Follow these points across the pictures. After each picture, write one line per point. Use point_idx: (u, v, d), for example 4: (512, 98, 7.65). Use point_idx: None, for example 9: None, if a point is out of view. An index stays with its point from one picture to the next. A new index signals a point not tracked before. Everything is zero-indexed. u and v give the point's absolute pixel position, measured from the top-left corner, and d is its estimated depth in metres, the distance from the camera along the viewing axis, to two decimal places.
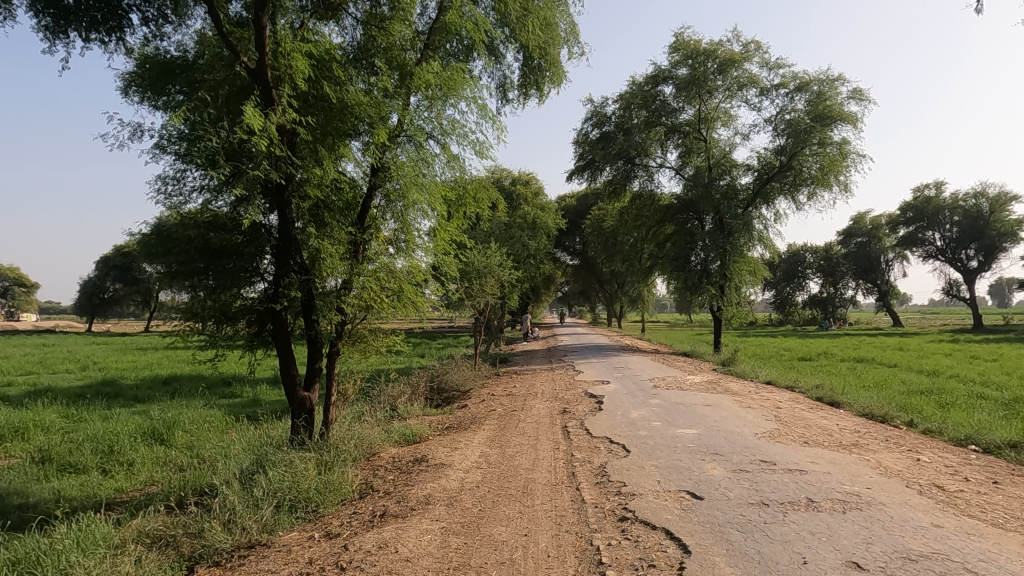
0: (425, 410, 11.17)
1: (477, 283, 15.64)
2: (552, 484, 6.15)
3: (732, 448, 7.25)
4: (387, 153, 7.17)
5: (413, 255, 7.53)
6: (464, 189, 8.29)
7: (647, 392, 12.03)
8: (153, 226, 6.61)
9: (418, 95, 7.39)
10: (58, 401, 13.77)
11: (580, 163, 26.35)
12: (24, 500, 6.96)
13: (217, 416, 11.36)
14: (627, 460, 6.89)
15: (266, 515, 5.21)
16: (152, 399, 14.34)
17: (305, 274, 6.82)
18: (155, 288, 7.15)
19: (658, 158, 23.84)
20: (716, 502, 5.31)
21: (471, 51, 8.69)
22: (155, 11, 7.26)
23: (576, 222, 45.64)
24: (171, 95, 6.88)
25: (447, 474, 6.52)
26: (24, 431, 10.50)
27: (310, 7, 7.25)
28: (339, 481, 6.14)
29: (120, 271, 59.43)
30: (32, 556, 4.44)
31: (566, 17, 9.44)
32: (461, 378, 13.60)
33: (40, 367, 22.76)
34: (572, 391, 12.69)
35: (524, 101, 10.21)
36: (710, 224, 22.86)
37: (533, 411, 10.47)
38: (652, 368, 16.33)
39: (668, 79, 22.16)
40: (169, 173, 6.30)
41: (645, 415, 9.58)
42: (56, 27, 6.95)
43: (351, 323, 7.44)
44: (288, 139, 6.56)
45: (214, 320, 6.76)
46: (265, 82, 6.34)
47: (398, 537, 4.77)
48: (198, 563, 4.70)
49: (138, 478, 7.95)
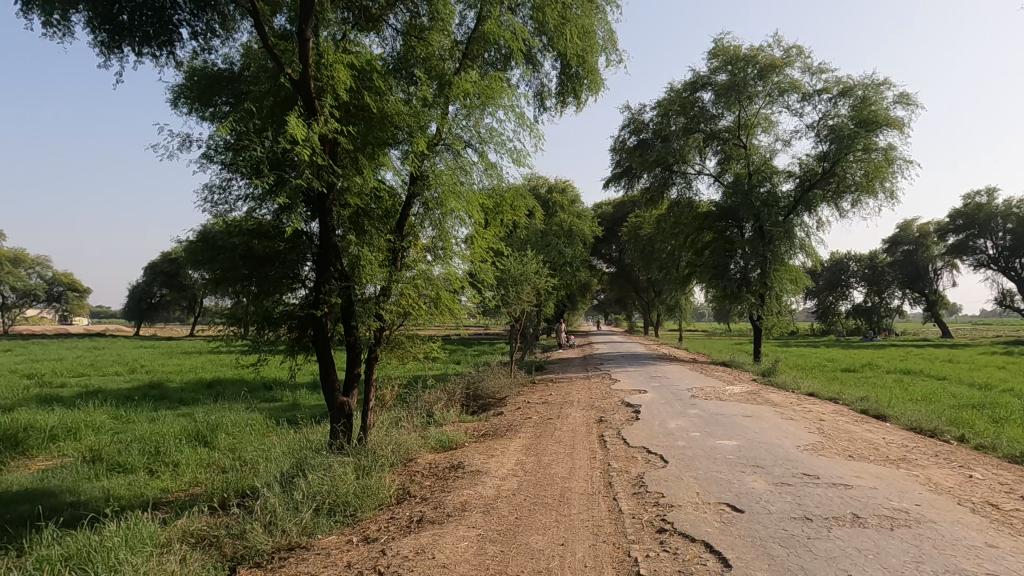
0: (461, 417, 11.22)
1: (513, 290, 15.62)
2: (589, 494, 6.10)
3: (773, 460, 7.10)
4: (425, 161, 7.23)
5: (450, 263, 7.59)
6: (502, 197, 8.32)
7: (685, 402, 11.85)
8: (199, 234, 6.83)
9: (457, 104, 7.44)
10: (108, 403, 14.20)
11: (617, 171, 26.32)
12: (75, 499, 7.21)
13: (258, 419, 11.58)
14: (664, 471, 6.80)
15: (306, 519, 5.29)
16: (196, 402, 14.68)
17: (345, 281, 6.91)
18: (199, 294, 7.39)
19: (696, 166, 23.66)
20: (757, 515, 5.18)
21: (509, 60, 8.65)
22: (204, 25, 7.53)
23: (612, 230, 45.21)
24: (218, 107, 7.13)
25: (483, 481, 6.53)
26: (76, 431, 10.85)
27: (352, 20, 7.42)
28: (377, 486, 6.19)
29: (167, 276, 61.38)
30: (84, 553, 4.61)
31: (604, 25, 9.43)
32: (497, 386, 13.65)
33: (91, 369, 23.63)
34: (609, 400, 12.56)
35: (562, 109, 10.18)
36: (750, 231, 22.45)
37: (569, 420, 10.44)
38: (690, 378, 16.12)
39: (707, 85, 21.95)
40: (215, 182, 6.47)
41: (683, 425, 9.45)
42: (112, 43, 7.24)
43: (389, 330, 7.50)
44: (330, 148, 6.72)
45: (257, 326, 6.95)
46: (308, 93, 6.50)
47: (435, 543, 4.79)
48: (241, 564, 4.79)
49: (183, 479, 8.14)
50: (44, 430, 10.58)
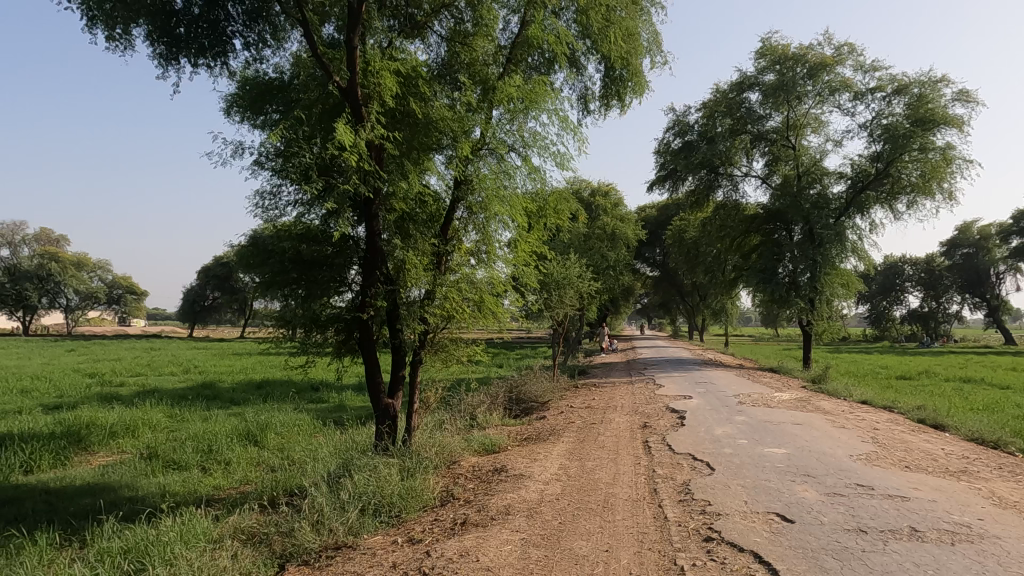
0: (503, 420, 11.23)
1: (556, 294, 15.59)
2: (634, 500, 6.03)
3: (825, 470, 6.89)
4: (469, 166, 7.27)
5: (493, 267, 7.61)
6: (545, 201, 8.31)
7: (732, 409, 11.60)
8: (250, 239, 7.02)
9: (501, 109, 7.48)
10: (163, 402, 14.71)
11: (661, 173, 26.06)
12: (133, 494, 7.49)
13: (306, 420, 11.82)
14: (711, 478, 6.67)
15: (353, 518, 5.37)
16: (247, 402, 15.08)
17: (391, 284, 7.01)
18: (250, 297, 7.59)
19: (743, 167, 23.21)
20: (809, 526, 5.04)
21: (552, 63, 8.62)
22: (256, 36, 7.76)
23: (656, 233, 44.69)
24: (268, 114, 7.32)
25: (527, 485, 6.53)
26: (134, 429, 11.26)
27: (398, 28, 7.54)
28: (421, 488, 6.24)
29: (219, 279, 63.24)
30: (142, 547, 4.78)
31: (649, 26, 9.34)
32: (540, 390, 13.63)
33: (148, 368, 24.52)
34: (653, 405, 12.40)
35: (606, 112, 10.12)
36: (799, 234, 21.90)
37: (613, 425, 10.34)
38: (737, 384, 15.79)
39: (754, 85, 21.55)
40: (266, 188, 6.63)
41: (730, 432, 9.27)
42: (169, 55, 7.51)
43: (433, 333, 7.56)
44: (376, 154, 6.84)
45: (305, 328, 7.10)
46: (355, 100, 6.64)
47: (480, 546, 4.80)
48: (289, 561, 4.89)
49: (234, 476, 8.36)
50: (105, 426, 11.02)
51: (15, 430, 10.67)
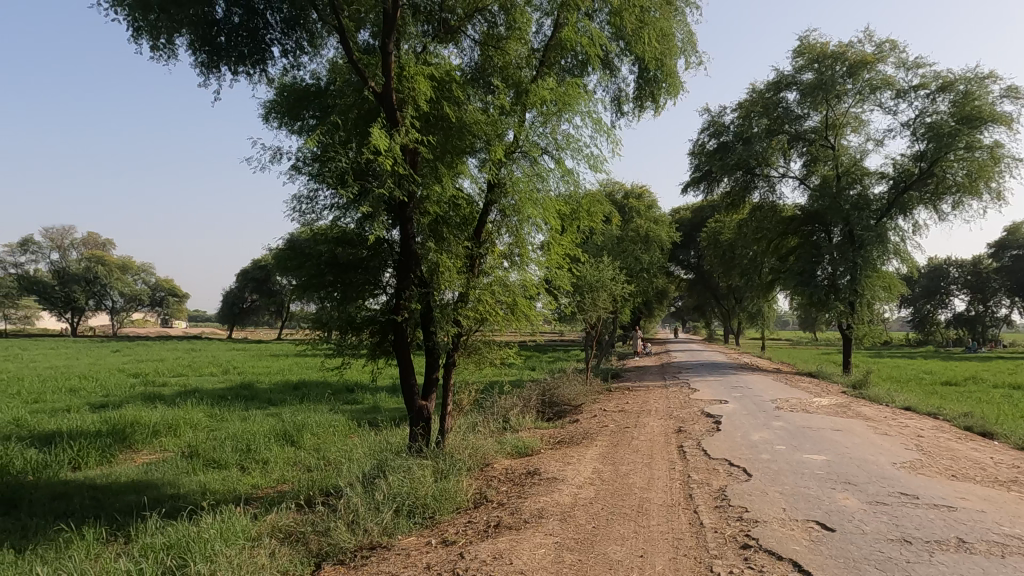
0: (537, 423, 11.22)
1: (590, 297, 15.53)
2: (669, 505, 5.96)
3: (867, 478, 6.72)
4: (502, 169, 7.32)
5: (526, 269, 7.61)
6: (578, 204, 8.30)
7: (769, 414, 11.39)
8: (287, 242, 7.16)
9: (533, 112, 7.49)
10: (204, 402, 15.04)
11: (696, 175, 25.80)
12: (175, 491, 7.69)
13: (342, 421, 11.98)
14: (748, 485, 6.56)
15: (387, 519, 5.43)
16: (284, 403, 15.34)
17: (424, 287, 7.07)
18: (287, 299, 7.75)
19: (780, 168, 22.80)
20: (850, 535, 4.93)
21: (586, 65, 8.58)
22: (293, 43, 7.92)
23: (691, 235, 44.17)
24: (305, 120, 7.45)
25: (560, 489, 6.50)
26: (176, 428, 11.55)
27: (431, 33, 7.61)
28: (455, 489, 6.27)
29: (257, 282, 64.50)
30: (184, 543, 4.90)
31: (684, 27, 9.26)
32: (574, 393, 13.57)
33: (189, 369, 25.11)
34: (688, 410, 12.24)
35: (640, 114, 10.04)
36: (838, 236, 21.43)
37: (647, 429, 10.25)
38: (775, 389, 15.50)
39: (792, 85, 21.19)
40: (303, 193, 6.74)
41: (767, 438, 9.10)
42: (210, 63, 7.70)
43: (466, 335, 7.59)
44: (410, 158, 6.92)
45: (340, 330, 7.20)
46: (390, 105, 6.72)
47: (513, 549, 4.80)
48: (325, 560, 4.96)
49: (272, 476, 8.50)
50: (148, 425, 11.32)
51: (63, 428, 11.03)
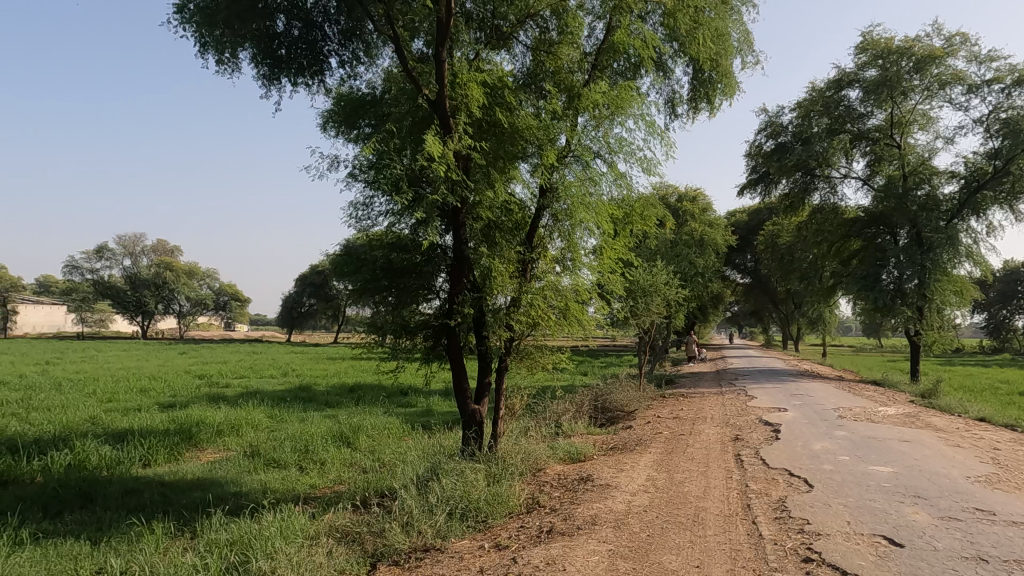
0: (589, 429, 11.13)
1: (643, 301, 15.35)
2: (726, 515, 5.82)
3: (938, 492, 6.40)
4: (554, 173, 7.32)
5: (578, 274, 7.57)
6: (631, 208, 8.21)
7: (832, 423, 10.99)
8: (343, 248, 7.35)
9: (586, 116, 7.46)
10: (265, 403, 15.54)
11: (753, 177, 25.26)
12: (238, 489, 7.96)
13: (396, 424, 12.16)
14: (809, 496, 6.34)
15: (440, 522, 5.48)
16: (340, 405, 15.69)
17: (477, 292, 7.14)
18: (343, 303, 7.96)
19: (842, 169, 22.06)
20: (920, 552, 4.70)
21: (639, 68, 8.48)
22: (350, 54, 8.12)
23: (747, 238, 43.10)
24: (361, 129, 7.63)
25: (613, 495, 6.44)
26: (238, 428, 11.95)
27: (484, 40, 7.69)
28: (508, 494, 6.28)
29: (315, 287, 66.21)
30: (246, 540, 5.07)
31: (739, 26, 9.06)
32: (627, 399, 13.41)
33: (251, 371, 25.99)
34: (745, 418, 11.93)
35: (694, 116, 9.88)
36: (904, 238, 20.55)
37: (702, 437, 10.04)
38: (837, 397, 14.95)
39: (854, 82, 20.46)
40: (359, 200, 6.90)
41: (830, 448, 8.79)
42: (272, 75, 7.98)
43: (519, 340, 7.62)
44: (463, 163, 6.98)
45: (395, 334, 7.34)
46: (443, 112, 6.81)
47: (566, 555, 4.78)
48: (381, 560, 5.04)
49: (329, 476, 8.71)
50: (213, 425, 11.76)
51: (134, 426, 11.58)
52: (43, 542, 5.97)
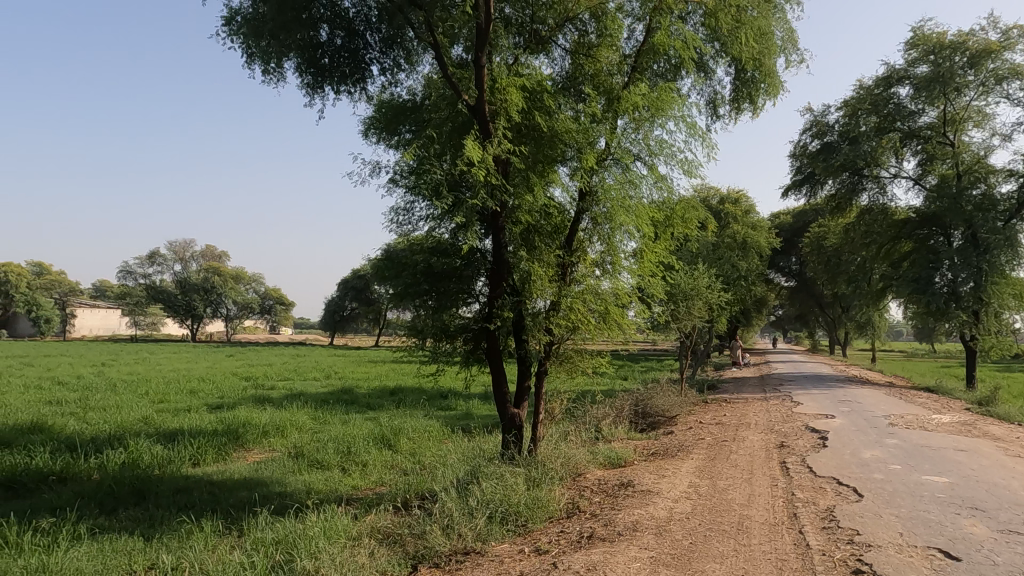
0: (629, 434, 11.03)
1: (684, 305, 15.14)
2: (771, 524, 5.68)
3: (997, 504, 6.14)
4: (594, 177, 7.29)
5: (618, 277, 7.49)
6: (671, 210, 8.12)
7: (882, 431, 10.65)
8: (384, 253, 7.44)
9: (625, 118, 7.42)
10: (308, 405, 15.85)
11: (797, 178, 24.73)
12: (283, 489, 8.14)
13: (436, 427, 12.26)
14: (859, 506, 6.15)
15: (480, 525, 5.50)
16: (381, 408, 15.90)
17: (517, 296, 7.15)
18: (384, 307, 8.06)
19: (892, 168, 21.42)
20: (978, 566, 4.51)
21: (679, 69, 8.39)
22: (391, 61, 8.26)
23: (792, 241, 42.15)
24: (401, 135, 7.73)
25: (655, 502, 6.36)
26: (283, 429, 12.21)
27: (523, 44, 7.71)
28: (547, 498, 6.25)
29: (357, 291, 67.28)
30: (291, 539, 5.18)
31: (783, 24, 8.90)
32: (668, 404, 13.24)
33: (295, 374, 26.52)
34: (790, 424, 11.65)
35: (737, 117, 9.71)
36: (959, 240, 19.81)
37: (746, 443, 9.84)
38: (888, 404, 14.48)
39: (905, 79, 19.85)
40: (400, 205, 6.98)
41: (880, 456, 8.52)
42: (315, 84, 8.15)
43: (558, 344, 7.59)
44: (502, 168, 7.02)
45: (435, 337, 7.41)
46: (483, 117, 6.87)
47: (607, 561, 4.74)
48: (422, 562, 5.07)
49: (371, 477, 8.82)
50: (259, 426, 12.05)
51: (185, 426, 11.94)
52: (99, 537, 6.20)
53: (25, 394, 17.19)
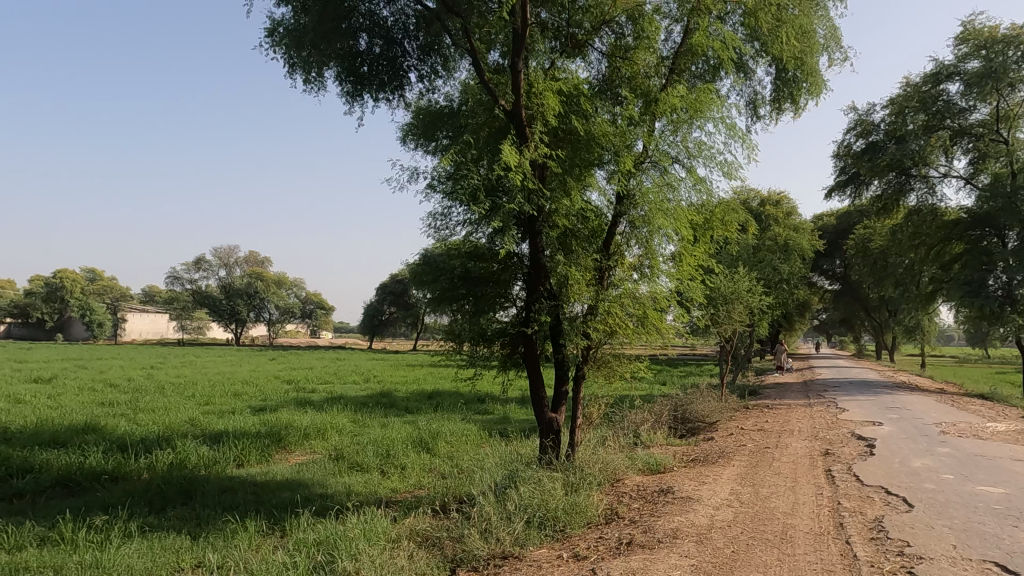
0: (668, 440, 10.88)
1: (724, 309, 14.90)
2: (817, 534, 5.54)
3: None
4: (632, 180, 7.24)
5: (657, 281, 7.41)
6: (711, 213, 8.00)
7: (933, 439, 10.29)
8: (422, 257, 7.52)
9: (663, 120, 7.34)
10: (348, 408, 16.07)
11: (841, 179, 24.09)
12: (324, 491, 8.27)
13: (473, 430, 12.31)
14: (909, 516, 5.95)
15: (518, 529, 5.50)
16: (419, 411, 16.04)
17: (554, 300, 7.14)
18: (422, 311, 8.14)
19: (941, 167, 20.74)
20: None
21: (718, 70, 8.28)
22: (429, 68, 8.36)
23: (836, 243, 41.11)
24: (439, 141, 7.81)
25: (695, 509, 6.26)
26: (324, 431, 12.40)
27: (559, 49, 7.70)
28: (586, 504, 6.20)
29: (395, 295, 68.08)
30: (332, 540, 5.26)
31: (826, 22, 8.69)
32: (708, 410, 13.03)
33: (335, 377, 26.92)
34: (836, 431, 11.34)
35: (778, 117, 9.53)
36: (1014, 241, 19.00)
37: (790, 450, 9.62)
38: (939, 411, 13.98)
39: (954, 75, 19.19)
40: (438, 210, 7.03)
41: (931, 465, 8.23)
42: (355, 92, 8.29)
43: (596, 348, 7.55)
44: (540, 172, 7.04)
45: (472, 341, 7.45)
46: (520, 121, 6.89)
47: (647, 568, 4.68)
48: (460, 566, 5.10)
49: (409, 481, 8.89)
50: (301, 429, 12.26)
51: (229, 428, 12.22)
52: (148, 535, 6.39)
53: (79, 395, 17.86)
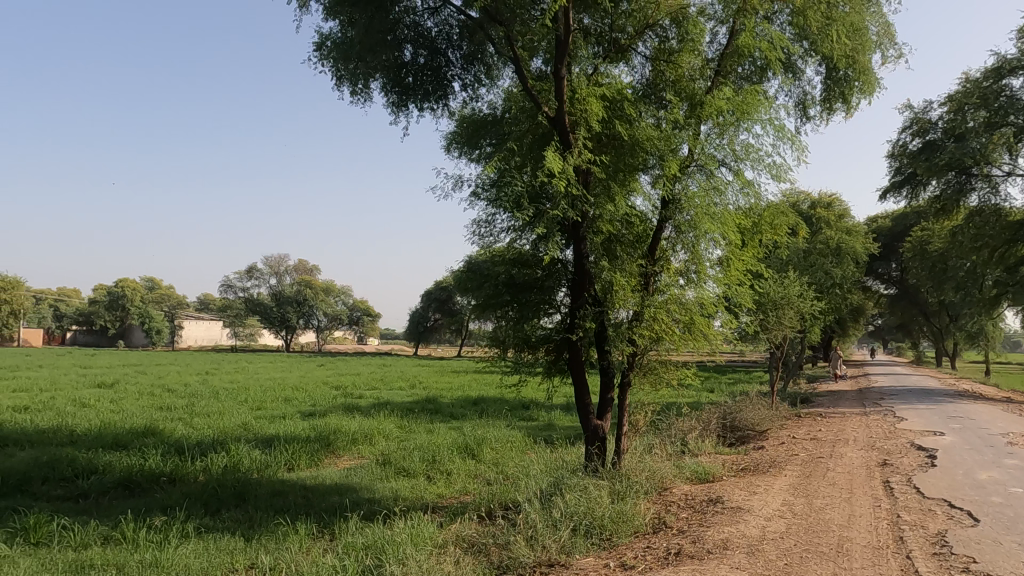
0: (717, 448, 10.66)
1: (774, 315, 14.56)
2: (875, 547, 5.34)
3: None
4: (677, 184, 7.16)
5: (704, 286, 7.28)
6: (759, 216, 7.83)
7: (999, 450, 9.81)
8: (467, 264, 7.57)
9: (709, 123, 7.23)
10: (394, 414, 16.27)
11: (897, 179, 23.34)
12: (372, 495, 8.39)
13: (518, 437, 12.30)
14: (975, 531, 5.68)
15: (564, 537, 5.47)
16: (464, 417, 16.12)
17: (599, 306, 7.09)
18: (467, 317, 8.19)
19: (1005, 166, 19.87)
20: None
21: (765, 71, 8.13)
22: (472, 77, 8.43)
23: (892, 246, 39.69)
24: (483, 148, 7.87)
25: (746, 519, 6.12)
26: (371, 436, 12.59)
27: (602, 54, 7.68)
28: (632, 513, 6.13)
29: (440, 302, 68.76)
30: (380, 545, 5.34)
31: (878, 18, 8.45)
32: (758, 417, 12.72)
33: (382, 383, 27.31)
34: (893, 441, 10.92)
35: (829, 117, 9.28)
36: None
37: (845, 460, 9.31)
38: (1005, 420, 13.33)
39: (1018, 69, 18.37)
40: (482, 217, 7.08)
41: (997, 478, 7.85)
42: (400, 102, 8.42)
43: (641, 355, 7.46)
44: (584, 177, 7.02)
45: (517, 347, 7.48)
46: (563, 127, 6.90)
47: None
48: (506, 572, 5.10)
49: (455, 486, 8.94)
50: (348, 434, 12.48)
51: (280, 433, 12.52)
52: (204, 535, 6.59)
53: (139, 400, 18.55)
